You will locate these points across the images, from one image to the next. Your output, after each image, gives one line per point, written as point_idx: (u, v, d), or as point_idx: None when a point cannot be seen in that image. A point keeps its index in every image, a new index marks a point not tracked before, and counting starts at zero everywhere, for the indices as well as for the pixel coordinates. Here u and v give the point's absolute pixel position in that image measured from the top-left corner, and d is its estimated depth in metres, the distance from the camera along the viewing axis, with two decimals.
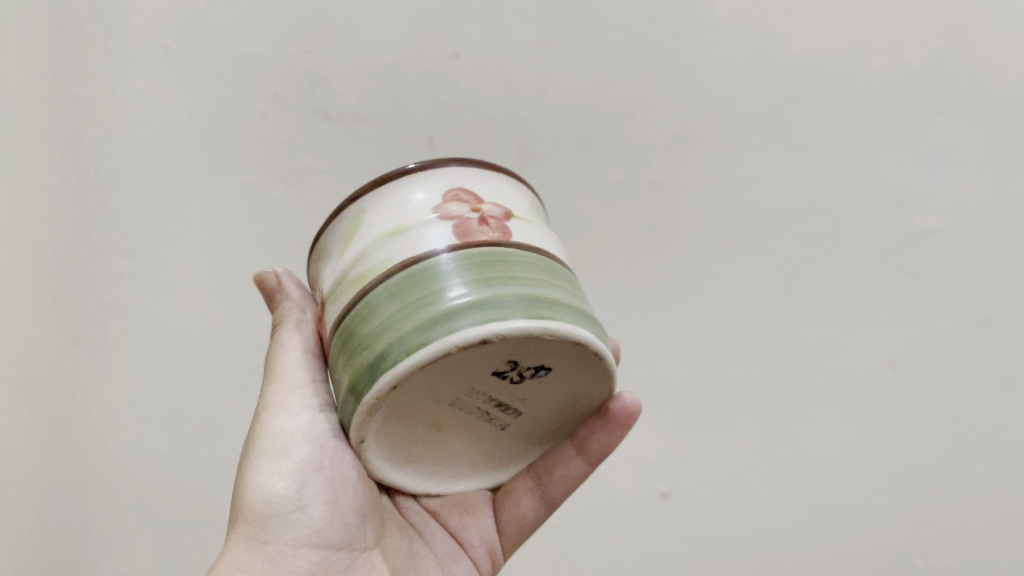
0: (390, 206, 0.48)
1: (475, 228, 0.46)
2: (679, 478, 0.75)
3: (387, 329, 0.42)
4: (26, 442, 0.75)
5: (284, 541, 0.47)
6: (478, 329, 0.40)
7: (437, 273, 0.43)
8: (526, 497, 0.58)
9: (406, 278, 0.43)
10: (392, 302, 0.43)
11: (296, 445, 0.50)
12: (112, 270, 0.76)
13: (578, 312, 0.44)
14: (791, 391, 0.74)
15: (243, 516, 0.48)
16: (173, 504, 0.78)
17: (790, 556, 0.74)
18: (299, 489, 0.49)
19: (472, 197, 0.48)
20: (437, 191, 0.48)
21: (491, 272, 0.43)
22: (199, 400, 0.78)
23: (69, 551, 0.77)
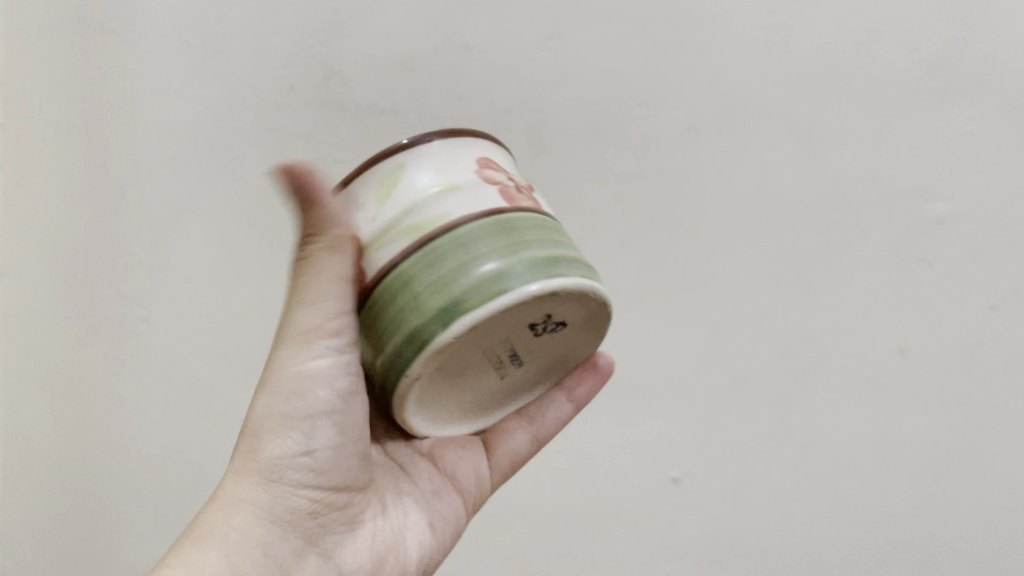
0: (435, 163, 0.48)
1: (517, 195, 0.49)
2: (691, 464, 0.76)
3: (461, 277, 0.44)
4: (58, 424, 0.80)
5: (288, 481, 0.48)
6: (550, 282, 0.44)
7: (501, 229, 0.46)
8: (517, 435, 0.62)
9: (462, 236, 0.45)
10: (460, 252, 0.44)
11: (312, 389, 0.48)
12: (133, 261, 0.78)
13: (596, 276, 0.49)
14: (802, 379, 0.75)
15: (251, 450, 0.48)
16: (195, 489, 0.80)
17: (799, 540, 0.76)
18: (309, 433, 0.48)
19: (500, 167, 0.51)
20: (474, 157, 0.50)
21: (540, 233, 0.47)
22: (218, 389, 0.80)
23: (89, 534, 0.81)
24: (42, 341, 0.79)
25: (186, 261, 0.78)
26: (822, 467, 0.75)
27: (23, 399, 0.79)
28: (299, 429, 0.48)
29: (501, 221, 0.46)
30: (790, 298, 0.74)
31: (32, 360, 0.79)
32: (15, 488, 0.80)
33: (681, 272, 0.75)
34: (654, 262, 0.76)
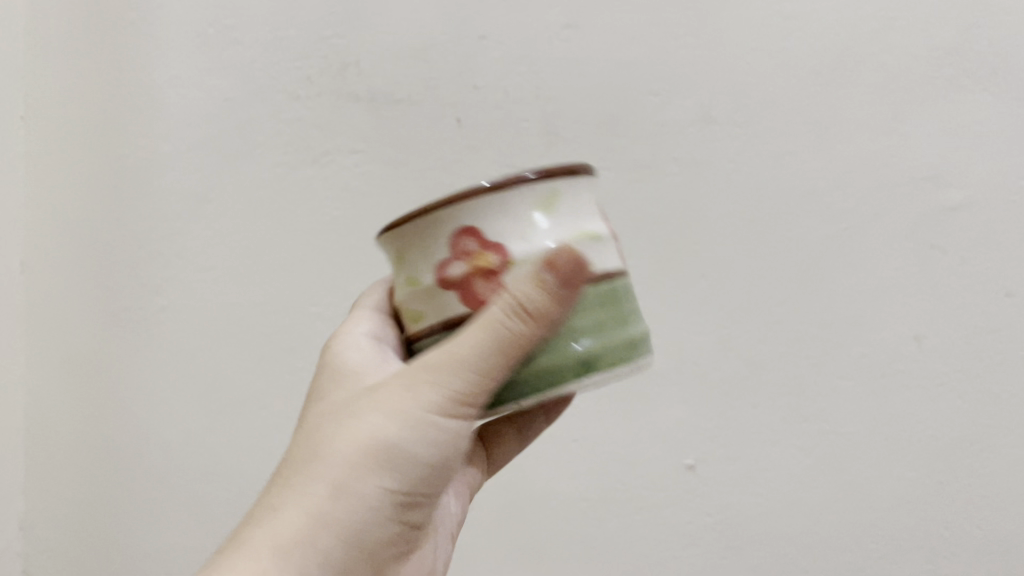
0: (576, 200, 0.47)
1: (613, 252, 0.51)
2: (704, 450, 0.77)
3: (600, 334, 0.46)
4: (85, 407, 0.82)
5: (361, 506, 0.47)
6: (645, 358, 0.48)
7: (624, 293, 0.48)
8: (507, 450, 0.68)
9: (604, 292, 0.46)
10: (600, 309, 0.46)
11: (427, 438, 0.47)
12: (153, 250, 0.80)
13: None
14: (816, 366, 0.75)
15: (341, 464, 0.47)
16: (213, 477, 0.81)
17: (814, 526, 0.76)
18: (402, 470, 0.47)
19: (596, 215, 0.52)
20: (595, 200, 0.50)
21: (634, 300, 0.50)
22: (235, 378, 0.80)
23: (111, 518, 0.82)
24: (69, 328, 0.81)
25: (204, 251, 0.79)
26: (837, 454, 0.75)
27: (51, 383, 0.82)
28: (398, 465, 0.47)
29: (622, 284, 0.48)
30: (804, 286, 0.75)
31: (60, 346, 0.82)
32: (44, 470, 0.83)
33: (695, 259, 0.76)
34: (667, 251, 0.76)
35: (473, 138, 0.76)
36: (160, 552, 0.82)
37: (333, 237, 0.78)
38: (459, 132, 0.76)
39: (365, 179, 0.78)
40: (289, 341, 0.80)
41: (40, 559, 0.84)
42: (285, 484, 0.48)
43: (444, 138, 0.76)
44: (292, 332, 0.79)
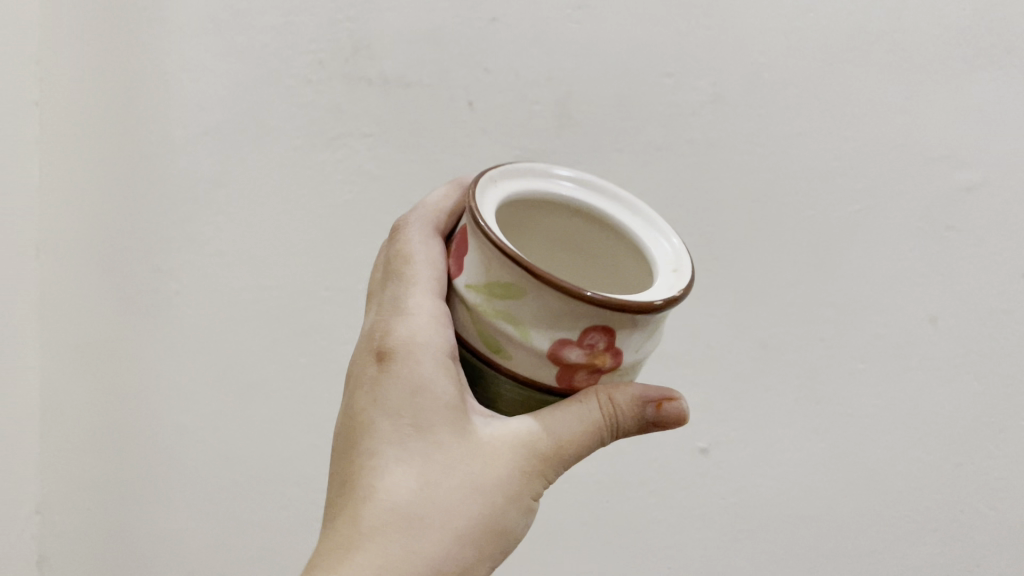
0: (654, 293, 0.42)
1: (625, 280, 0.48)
2: (717, 433, 0.77)
3: None
4: (98, 395, 0.82)
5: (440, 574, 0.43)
6: None
7: None
8: None
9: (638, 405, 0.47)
10: None
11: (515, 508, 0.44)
12: (167, 236, 0.80)
13: None
14: (830, 349, 0.75)
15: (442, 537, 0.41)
16: (229, 461, 0.81)
17: (828, 510, 0.76)
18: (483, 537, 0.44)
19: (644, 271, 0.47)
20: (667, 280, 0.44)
21: None
22: (249, 362, 0.80)
23: (128, 501, 0.83)
24: (85, 312, 0.82)
25: (218, 235, 0.79)
26: (852, 438, 0.75)
27: (69, 367, 0.83)
28: (501, 542, 0.44)
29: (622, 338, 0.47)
30: (819, 268, 0.74)
31: (76, 330, 0.82)
32: (62, 453, 0.84)
33: (708, 242, 0.76)
34: (681, 233, 0.76)
35: (486, 122, 0.76)
36: (176, 536, 0.83)
37: (346, 221, 0.79)
38: (471, 116, 0.76)
39: (378, 164, 0.78)
40: (302, 324, 0.80)
41: (58, 542, 0.85)
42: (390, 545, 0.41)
43: (456, 121, 0.77)
44: (304, 316, 0.79)
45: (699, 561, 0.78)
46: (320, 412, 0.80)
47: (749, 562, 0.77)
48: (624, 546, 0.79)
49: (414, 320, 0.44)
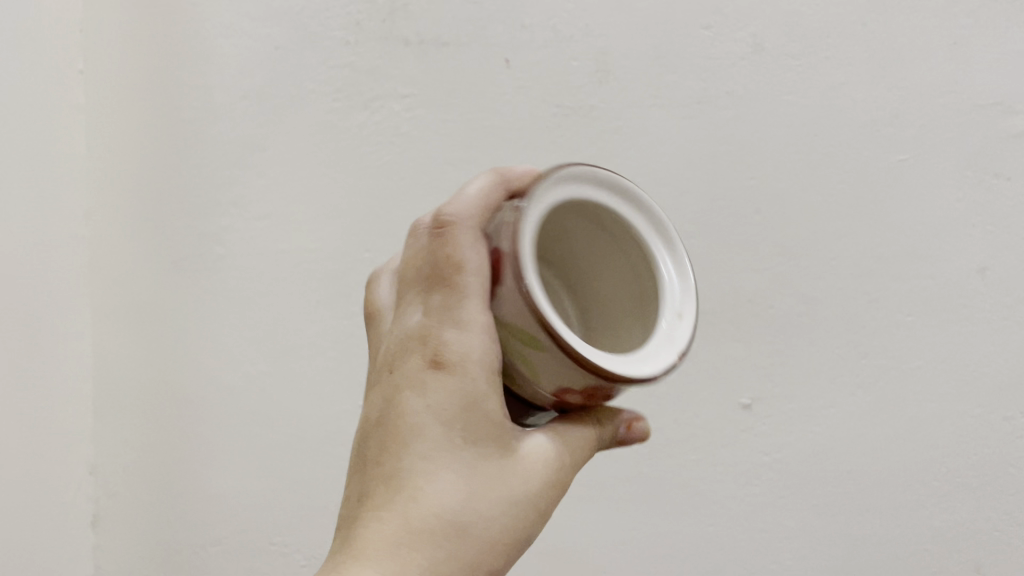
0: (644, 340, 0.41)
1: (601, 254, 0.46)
2: (762, 389, 0.76)
3: None
4: (143, 358, 0.84)
5: None
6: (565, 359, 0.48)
7: None
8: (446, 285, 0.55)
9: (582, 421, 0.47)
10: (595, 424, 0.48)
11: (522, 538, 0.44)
12: (211, 199, 0.82)
13: None
14: (875, 302, 0.74)
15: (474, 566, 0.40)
16: (274, 421, 0.82)
17: (876, 465, 0.75)
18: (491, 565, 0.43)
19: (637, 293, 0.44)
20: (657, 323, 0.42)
21: None
22: (292, 324, 0.81)
23: (177, 464, 0.84)
24: (134, 276, 0.84)
25: (259, 198, 0.81)
26: (897, 391, 0.74)
27: (121, 330, 0.85)
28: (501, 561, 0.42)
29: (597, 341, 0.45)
30: (861, 219, 0.73)
31: (126, 293, 0.84)
32: (113, 415, 0.86)
33: (749, 195, 0.74)
34: (723, 186, 0.75)
35: (522, 80, 0.77)
36: (222, 498, 0.83)
37: (386, 181, 0.79)
38: (508, 73, 0.77)
39: (418, 124, 0.78)
40: (344, 285, 0.80)
41: (109, 506, 0.86)
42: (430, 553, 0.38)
43: (494, 79, 0.77)
44: (349, 278, 0.80)
45: (745, 520, 0.77)
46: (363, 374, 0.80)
47: (793, 519, 0.76)
48: (665, 505, 0.78)
49: (469, 335, 0.40)
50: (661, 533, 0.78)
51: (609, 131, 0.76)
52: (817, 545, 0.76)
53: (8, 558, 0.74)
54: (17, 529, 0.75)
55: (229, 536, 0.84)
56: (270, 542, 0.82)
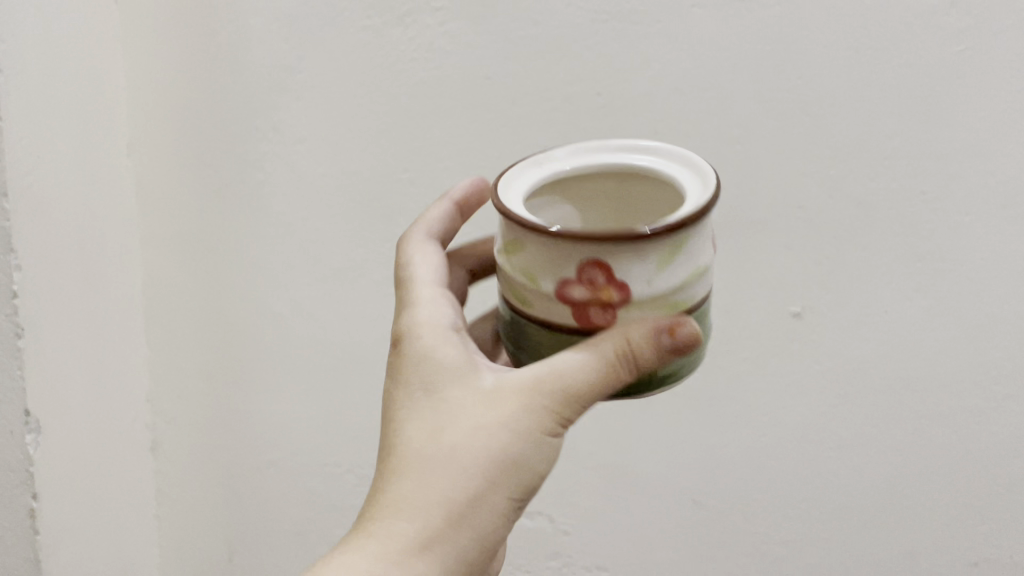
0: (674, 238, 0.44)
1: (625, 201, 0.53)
2: (813, 295, 0.74)
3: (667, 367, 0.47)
4: (191, 287, 0.85)
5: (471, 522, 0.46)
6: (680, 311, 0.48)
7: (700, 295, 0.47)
8: None
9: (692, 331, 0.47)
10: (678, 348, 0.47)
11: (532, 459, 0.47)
12: (247, 126, 0.81)
13: None
14: (932, 203, 0.71)
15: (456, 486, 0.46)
16: (326, 343, 0.84)
17: (930, 369, 0.74)
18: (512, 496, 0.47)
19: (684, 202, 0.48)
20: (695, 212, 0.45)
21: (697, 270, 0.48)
22: (337, 247, 0.82)
23: (232, 389, 0.86)
24: (178, 206, 0.84)
25: (296, 121, 0.80)
26: (955, 295, 0.72)
27: (168, 261, 0.85)
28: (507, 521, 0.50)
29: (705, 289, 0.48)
30: (919, 116, 0.70)
31: (169, 225, 0.85)
32: (165, 346, 0.87)
33: (799, 98, 0.71)
34: (773, 90, 0.72)
35: None
36: (276, 421, 0.86)
37: (422, 100, 0.78)
38: None
39: (454, 39, 0.76)
40: (387, 205, 0.80)
41: (169, 431, 0.89)
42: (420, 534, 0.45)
43: None
44: (391, 197, 0.80)
45: (797, 427, 0.77)
46: None
47: (846, 428, 0.76)
48: (715, 420, 0.78)
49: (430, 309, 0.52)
50: (713, 446, 0.79)
51: (651, 36, 0.73)
52: (873, 454, 0.76)
53: (74, 487, 0.77)
54: (83, 455, 0.79)
55: (285, 457, 0.86)
56: (327, 461, 0.86)
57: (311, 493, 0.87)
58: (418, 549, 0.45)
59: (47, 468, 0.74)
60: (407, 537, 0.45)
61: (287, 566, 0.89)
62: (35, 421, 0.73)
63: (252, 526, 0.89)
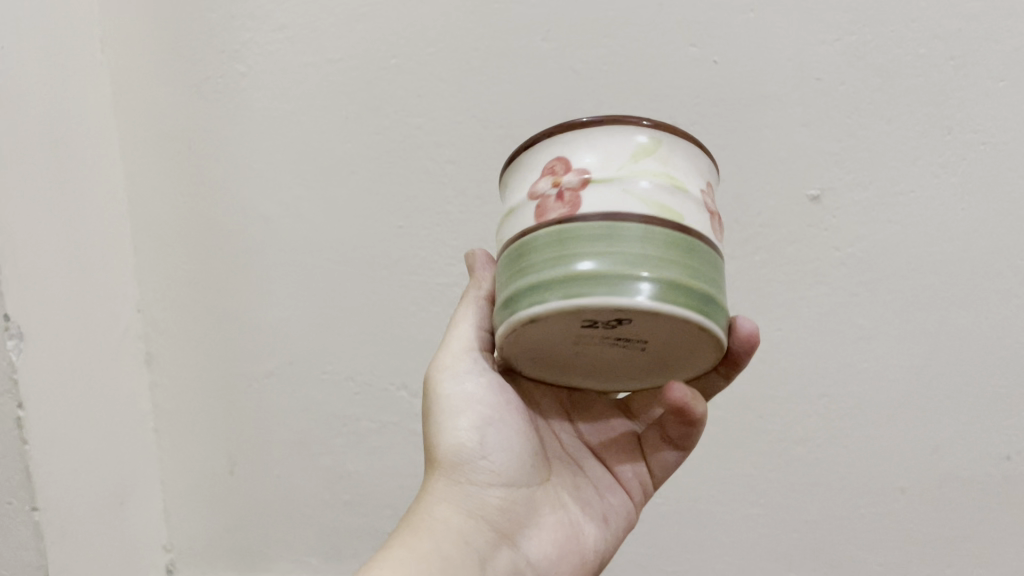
0: (519, 179, 0.48)
1: (552, 205, 0.44)
2: (830, 175, 0.69)
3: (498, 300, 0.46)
4: (176, 190, 0.81)
5: (474, 480, 0.53)
6: (536, 280, 0.42)
7: (530, 250, 0.44)
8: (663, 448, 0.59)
9: (510, 256, 0.45)
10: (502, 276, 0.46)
11: (469, 405, 0.53)
12: (226, 14, 0.77)
13: (640, 281, 0.41)
14: (960, 68, 0.66)
15: (438, 463, 0.53)
16: (317, 247, 0.80)
17: (960, 252, 0.68)
18: (479, 439, 0.53)
19: (562, 165, 0.45)
20: (541, 167, 0.47)
21: (559, 246, 0.42)
22: (325, 142, 0.77)
23: (221, 296, 0.83)
24: (158, 105, 0.80)
25: (279, 7, 0.76)
26: (984, 169, 0.67)
27: (151, 164, 0.82)
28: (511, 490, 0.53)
29: (531, 242, 0.44)
30: None
31: (151, 124, 0.81)
32: (152, 254, 0.84)
33: None
34: None
35: None
36: (272, 329, 0.83)
37: None
38: None
39: None
40: (375, 94, 0.76)
41: (160, 342, 0.86)
42: (411, 529, 0.50)
43: None
44: (379, 86, 0.75)
45: (814, 319, 0.72)
46: (401, 187, 0.77)
47: (868, 318, 0.71)
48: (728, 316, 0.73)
49: None
50: None
51: None
52: (895, 344, 0.71)
53: (60, 391, 0.74)
54: (69, 361, 0.75)
55: (281, 366, 0.83)
56: (326, 371, 0.82)
57: (310, 404, 0.84)
58: (422, 526, 0.50)
59: (29, 368, 0.70)
60: (404, 536, 0.49)
61: (290, 479, 0.86)
62: (17, 328, 0.69)
63: (251, 438, 0.86)
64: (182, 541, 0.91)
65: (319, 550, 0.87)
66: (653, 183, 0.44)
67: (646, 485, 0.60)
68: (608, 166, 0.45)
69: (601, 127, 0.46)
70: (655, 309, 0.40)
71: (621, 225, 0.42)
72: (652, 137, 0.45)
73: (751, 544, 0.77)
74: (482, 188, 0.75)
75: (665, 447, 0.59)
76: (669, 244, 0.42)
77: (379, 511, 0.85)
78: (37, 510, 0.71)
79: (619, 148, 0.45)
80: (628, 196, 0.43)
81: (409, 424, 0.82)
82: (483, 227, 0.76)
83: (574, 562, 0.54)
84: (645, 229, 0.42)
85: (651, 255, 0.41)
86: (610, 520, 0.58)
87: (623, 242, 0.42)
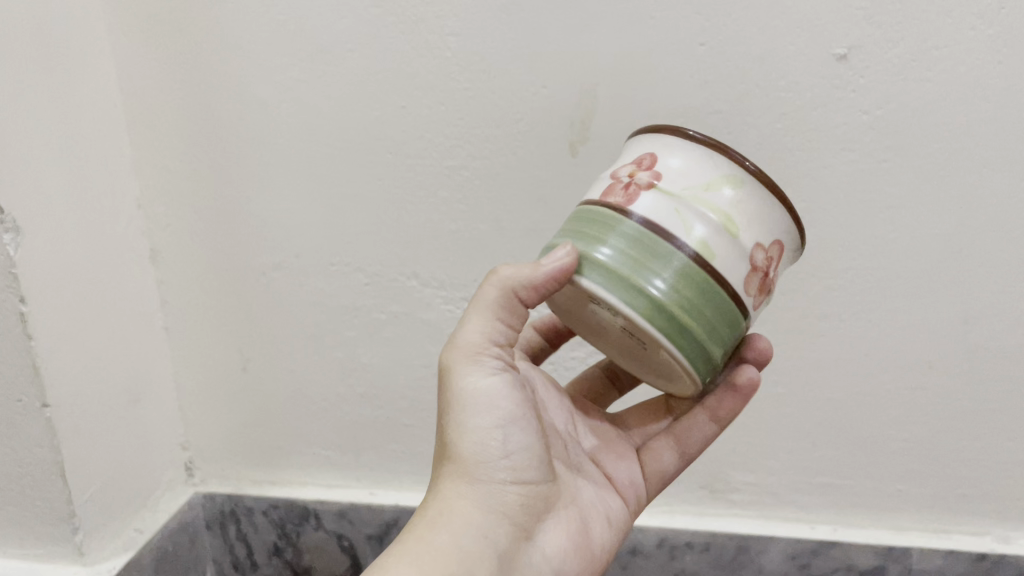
0: (628, 150, 0.55)
1: (620, 190, 0.52)
2: (859, 31, 0.64)
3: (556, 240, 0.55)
4: (169, 78, 0.78)
5: (496, 479, 0.54)
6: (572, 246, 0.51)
7: (590, 217, 0.52)
8: (665, 452, 0.64)
9: (581, 211, 0.54)
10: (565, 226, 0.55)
11: (488, 404, 0.55)
12: None
13: (638, 290, 0.48)
14: None
15: (459, 460, 0.55)
16: (318, 133, 0.76)
17: (995, 112, 0.64)
18: (501, 439, 0.55)
19: (652, 163, 0.52)
20: (644, 153, 0.53)
21: (604, 231, 0.50)
22: (319, 20, 0.73)
23: (223, 189, 0.80)
24: None
25: None
26: None
27: (141, 50, 0.77)
28: (528, 487, 0.56)
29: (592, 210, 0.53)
30: None
31: (137, 6, 0.76)
32: (150, 145, 0.81)
33: None
34: None
35: None
36: (276, 222, 0.80)
37: None
38: None
39: None
40: None
41: (165, 238, 0.84)
42: (431, 524, 0.52)
43: None
44: None
45: (841, 188, 0.69)
46: (402, 64, 0.73)
47: (895, 185, 0.68)
48: None
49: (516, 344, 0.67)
50: None
51: None
52: (924, 212, 0.68)
53: (63, 289, 0.72)
54: (72, 257, 0.73)
55: (288, 259, 0.81)
56: (335, 262, 0.80)
57: (319, 297, 0.82)
58: (439, 522, 0.52)
59: (27, 261, 0.68)
60: (422, 529, 0.52)
61: (304, 374, 0.86)
62: (10, 222, 0.66)
63: (264, 333, 0.85)
64: (199, 439, 0.91)
65: (338, 444, 0.88)
66: (707, 215, 0.50)
67: (640, 492, 0.64)
68: (681, 181, 0.50)
69: (703, 146, 0.51)
70: (631, 317, 0.48)
71: (651, 234, 0.49)
72: (737, 175, 0.50)
73: (772, 421, 0.78)
74: (487, 62, 0.71)
75: (664, 450, 0.64)
76: (681, 278, 0.49)
77: (396, 402, 0.85)
78: (48, 407, 0.70)
79: (703, 173, 0.51)
80: (675, 213, 0.50)
81: (421, 313, 0.81)
82: (490, 104, 0.72)
83: (580, 555, 0.57)
84: (675, 250, 0.49)
85: (656, 269, 0.49)
86: (610, 522, 0.61)
87: (645, 255, 0.49)
